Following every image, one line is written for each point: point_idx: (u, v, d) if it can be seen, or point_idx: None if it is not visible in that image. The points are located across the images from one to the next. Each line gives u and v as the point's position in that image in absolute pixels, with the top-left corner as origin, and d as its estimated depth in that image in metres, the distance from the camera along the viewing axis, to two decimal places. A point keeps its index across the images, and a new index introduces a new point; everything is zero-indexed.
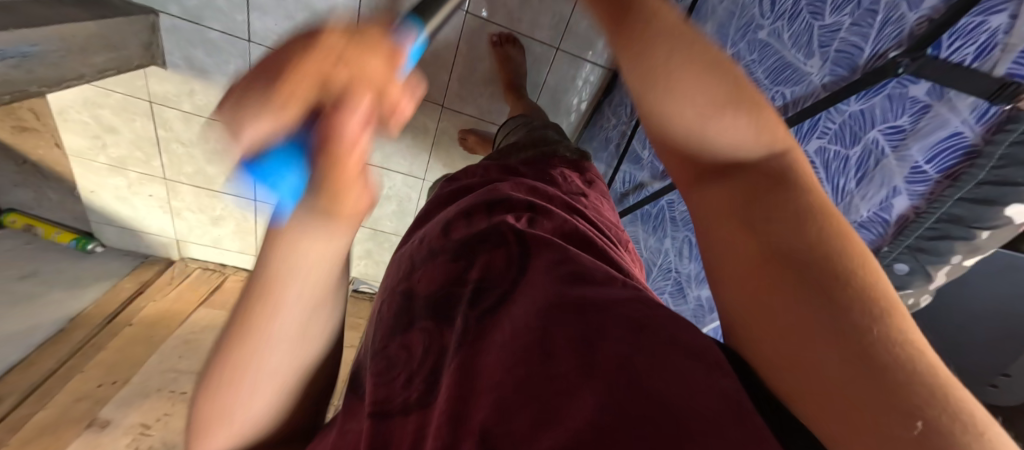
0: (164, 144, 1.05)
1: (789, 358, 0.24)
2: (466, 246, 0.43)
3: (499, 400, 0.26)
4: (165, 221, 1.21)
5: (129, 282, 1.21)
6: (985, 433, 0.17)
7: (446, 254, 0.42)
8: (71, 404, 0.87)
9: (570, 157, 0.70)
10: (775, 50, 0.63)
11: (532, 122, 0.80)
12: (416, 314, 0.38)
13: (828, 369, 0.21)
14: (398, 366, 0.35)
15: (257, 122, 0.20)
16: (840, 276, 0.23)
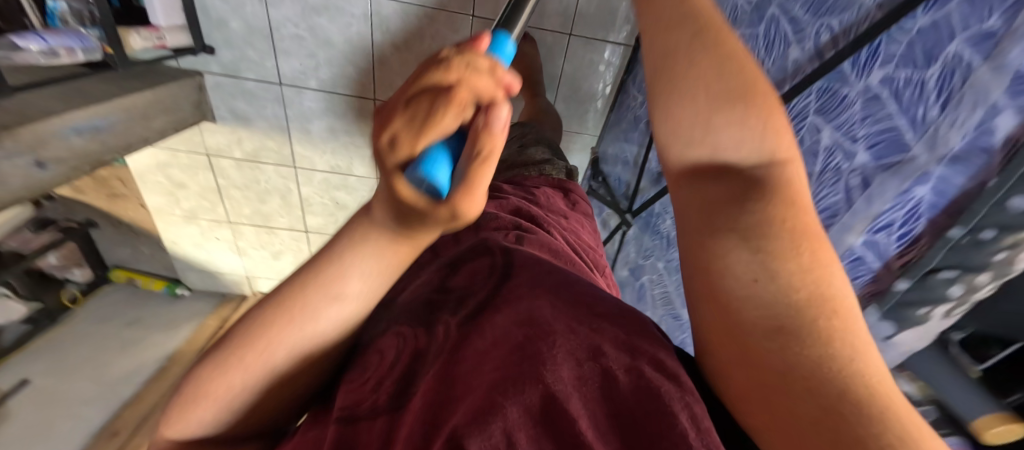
0: (224, 191, 1.15)
1: (744, 385, 0.26)
2: (453, 256, 0.43)
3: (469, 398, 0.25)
4: (235, 260, 1.31)
5: (213, 318, 1.31)
6: (908, 431, 0.19)
7: (434, 267, 0.43)
8: None
9: (557, 176, 0.73)
10: None
11: (526, 134, 0.85)
12: (393, 320, 0.38)
13: (786, 398, 0.22)
14: (362, 371, 0.34)
15: (421, 126, 0.23)
16: (815, 305, 0.24)
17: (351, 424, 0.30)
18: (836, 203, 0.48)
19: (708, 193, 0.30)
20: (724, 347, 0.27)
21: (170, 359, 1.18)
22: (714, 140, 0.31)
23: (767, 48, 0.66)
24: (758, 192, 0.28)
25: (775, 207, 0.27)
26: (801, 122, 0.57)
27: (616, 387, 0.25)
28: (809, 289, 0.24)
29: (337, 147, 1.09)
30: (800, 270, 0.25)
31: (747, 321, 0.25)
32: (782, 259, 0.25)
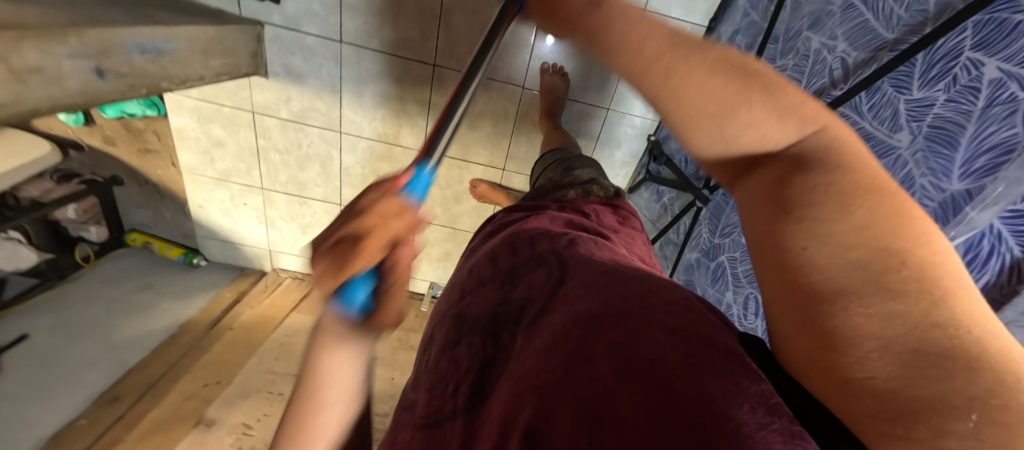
0: (263, 153, 1.09)
1: (821, 341, 0.23)
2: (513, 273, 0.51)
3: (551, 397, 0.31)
4: (260, 231, 1.22)
5: (230, 291, 1.21)
6: None
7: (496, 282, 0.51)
8: (181, 403, 0.87)
9: (602, 195, 0.71)
10: None
11: (568, 158, 0.85)
12: (466, 332, 0.47)
13: (857, 400, 0.21)
14: (449, 377, 0.44)
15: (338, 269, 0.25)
16: (942, 327, 0.20)
17: (437, 427, 0.41)
18: (1006, 140, 0.41)
19: (755, 192, 0.27)
20: (800, 322, 0.24)
21: (181, 327, 1.07)
22: (731, 134, 0.27)
23: None
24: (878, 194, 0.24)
25: (826, 173, 0.25)
26: (947, 64, 0.47)
27: (708, 394, 0.25)
28: (890, 215, 0.22)
29: (388, 115, 1.04)
30: (869, 222, 0.22)
31: (820, 264, 0.23)
32: (854, 219, 0.23)
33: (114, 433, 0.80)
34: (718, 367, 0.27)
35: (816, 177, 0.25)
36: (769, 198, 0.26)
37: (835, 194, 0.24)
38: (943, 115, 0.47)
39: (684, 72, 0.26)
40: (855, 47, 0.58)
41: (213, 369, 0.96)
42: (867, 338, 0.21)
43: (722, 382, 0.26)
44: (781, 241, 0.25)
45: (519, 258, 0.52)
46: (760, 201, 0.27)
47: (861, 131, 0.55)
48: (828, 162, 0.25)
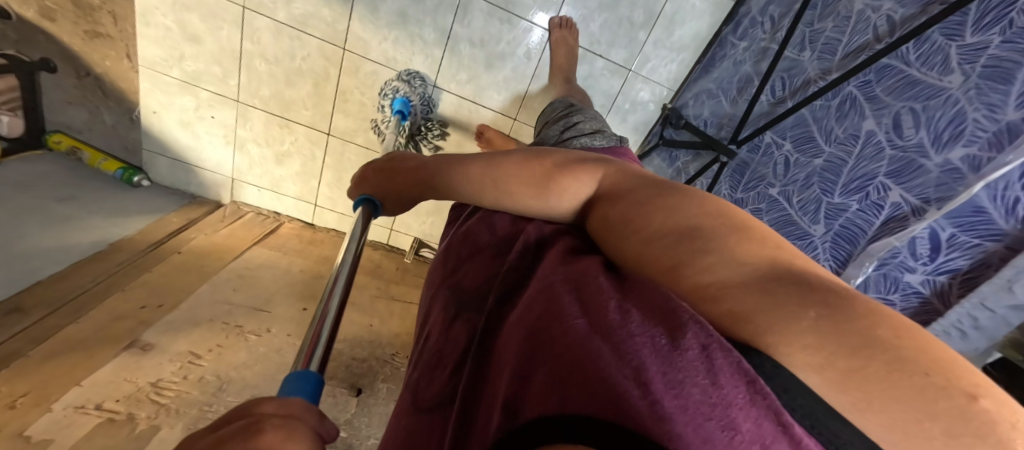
0: (246, 58, 0.95)
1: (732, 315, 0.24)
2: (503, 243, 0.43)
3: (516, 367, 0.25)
4: (225, 154, 1.06)
5: (177, 217, 1.03)
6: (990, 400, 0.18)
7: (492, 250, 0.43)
8: (109, 322, 0.70)
9: (594, 143, 0.70)
10: None
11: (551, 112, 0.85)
12: (462, 306, 0.39)
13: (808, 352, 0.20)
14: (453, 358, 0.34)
15: None
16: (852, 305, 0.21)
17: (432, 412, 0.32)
18: None
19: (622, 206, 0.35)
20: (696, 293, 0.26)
21: (112, 245, 0.89)
22: (556, 199, 0.41)
23: None
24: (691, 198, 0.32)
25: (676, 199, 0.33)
26: (1003, 10, 0.50)
27: (656, 359, 0.21)
28: (675, 203, 0.31)
29: (401, 38, 0.95)
30: (707, 219, 0.29)
31: (648, 257, 0.30)
32: (659, 216, 0.31)
33: (13, 345, 0.61)
34: (670, 321, 0.23)
35: (617, 206, 0.35)
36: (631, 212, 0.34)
37: (648, 198, 0.33)
38: (998, 55, 0.50)
39: (506, 171, 0.42)
40: (902, 5, 0.61)
41: (154, 291, 0.79)
42: (727, 284, 0.25)
43: (669, 344, 0.22)
44: (629, 247, 0.32)
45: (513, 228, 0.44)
46: (606, 230, 0.35)
47: (908, 78, 0.58)
48: (625, 188, 0.37)
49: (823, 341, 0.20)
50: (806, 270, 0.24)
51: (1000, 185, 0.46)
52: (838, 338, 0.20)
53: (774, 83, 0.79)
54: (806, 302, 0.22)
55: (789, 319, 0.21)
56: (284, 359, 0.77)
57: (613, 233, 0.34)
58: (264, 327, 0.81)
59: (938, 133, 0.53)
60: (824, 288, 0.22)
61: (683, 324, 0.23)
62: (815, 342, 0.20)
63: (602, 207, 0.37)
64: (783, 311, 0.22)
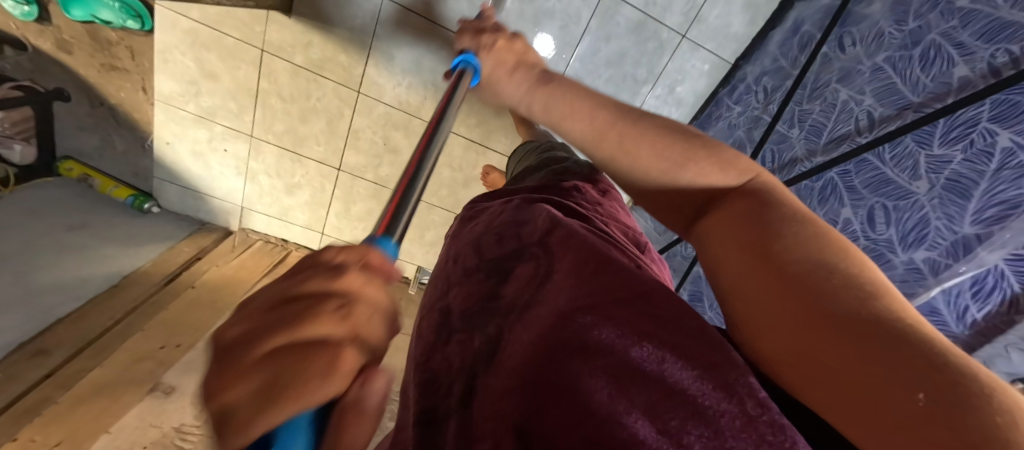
0: (263, 97, 0.97)
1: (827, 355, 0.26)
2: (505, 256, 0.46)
3: (536, 399, 0.27)
4: (236, 183, 1.09)
5: (187, 246, 1.06)
6: None
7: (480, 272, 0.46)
8: (130, 365, 0.73)
9: (583, 170, 0.77)
10: (982, 13, 0.58)
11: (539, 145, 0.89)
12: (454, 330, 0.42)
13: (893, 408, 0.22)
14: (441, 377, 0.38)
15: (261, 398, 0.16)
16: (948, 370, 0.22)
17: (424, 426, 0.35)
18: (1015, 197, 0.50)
19: (754, 219, 0.36)
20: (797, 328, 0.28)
21: (126, 278, 0.91)
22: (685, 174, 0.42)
23: (923, 68, 0.64)
24: (814, 232, 0.33)
25: (801, 231, 0.33)
26: (966, 130, 0.57)
27: (695, 420, 0.24)
28: (831, 253, 0.30)
29: (415, 83, 0.98)
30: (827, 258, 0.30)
31: (788, 280, 0.30)
32: (811, 242, 0.32)
33: (42, 391, 0.64)
34: (725, 382, 0.26)
35: (759, 225, 0.35)
36: (754, 231, 0.35)
37: (814, 236, 0.32)
38: (958, 173, 0.56)
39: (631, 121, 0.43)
40: (882, 104, 0.68)
41: (171, 330, 0.82)
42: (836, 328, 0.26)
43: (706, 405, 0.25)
44: (763, 258, 0.33)
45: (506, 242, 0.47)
46: (735, 247, 0.36)
47: (882, 176, 0.65)
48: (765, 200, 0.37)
49: (916, 429, 0.20)
50: (931, 347, 0.23)
51: (954, 291, 0.54)
52: (943, 435, 0.20)
53: (766, 154, 0.87)
54: (910, 384, 0.22)
55: (890, 381, 0.22)
56: None
57: (737, 250, 0.35)
58: None
59: (904, 233, 0.60)
60: (926, 365, 0.22)
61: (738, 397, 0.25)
62: (912, 420, 0.21)
63: (752, 215, 0.36)
64: (889, 389, 0.22)
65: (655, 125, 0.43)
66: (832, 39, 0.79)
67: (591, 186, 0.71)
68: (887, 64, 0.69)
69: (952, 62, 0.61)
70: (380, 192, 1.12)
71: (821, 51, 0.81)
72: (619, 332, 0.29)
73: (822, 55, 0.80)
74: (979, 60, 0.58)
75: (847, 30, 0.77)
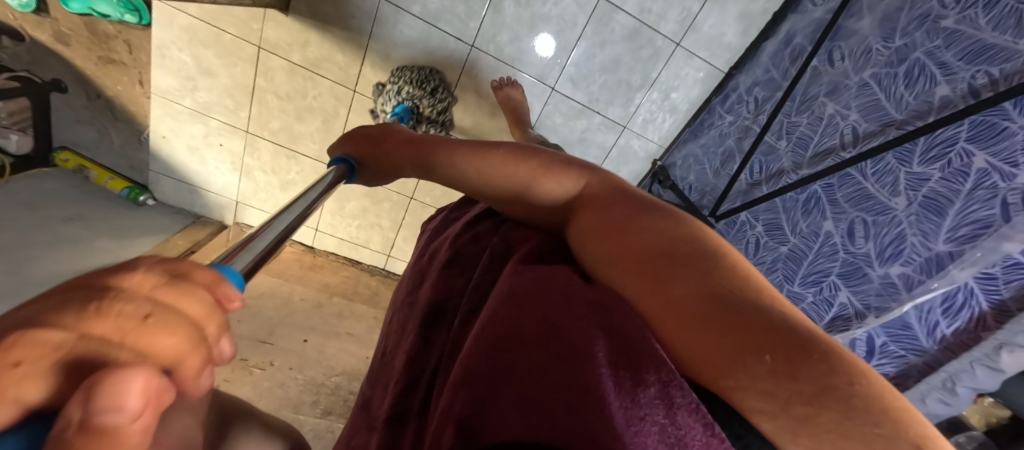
0: (259, 94, 0.98)
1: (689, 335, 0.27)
2: (469, 254, 0.47)
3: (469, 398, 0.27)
4: (231, 179, 1.10)
5: (181, 240, 1.07)
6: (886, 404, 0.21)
7: (450, 265, 0.46)
8: None
9: None
10: (965, 35, 0.60)
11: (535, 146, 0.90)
12: (427, 324, 0.44)
13: (752, 371, 0.24)
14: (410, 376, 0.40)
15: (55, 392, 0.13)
16: (785, 327, 0.25)
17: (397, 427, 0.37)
18: (987, 216, 0.52)
19: (613, 211, 0.38)
20: (657, 306, 0.30)
21: None
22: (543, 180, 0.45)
23: (906, 86, 0.65)
24: (660, 216, 0.36)
25: (653, 218, 0.36)
26: (944, 149, 0.58)
27: (617, 393, 0.24)
28: (682, 235, 0.33)
29: None
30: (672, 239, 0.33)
31: (647, 262, 0.32)
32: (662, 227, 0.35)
33: None
34: (637, 354, 0.26)
35: (621, 214, 0.37)
36: (618, 219, 0.37)
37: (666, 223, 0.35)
38: (935, 190, 0.58)
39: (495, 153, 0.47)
40: (866, 119, 0.69)
41: None
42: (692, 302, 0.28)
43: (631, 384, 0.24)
44: (626, 244, 0.35)
45: (481, 239, 0.48)
46: (599, 237, 0.37)
47: (864, 191, 0.66)
48: (611, 193, 0.41)
49: (789, 383, 0.22)
50: (770, 310, 0.26)
51: (926, 307, 0.56)
52: (796, 381, 0.22)
53: (753, 163, 0.88)
54: (770, 341, 0.24)
55: (748, 348, 0.24)
56: (286, 394, 0.82)
57: (604, 236, 0.37)
58: (267, 361, 0.85)
59: (882, 247, 0.62)
60: (781, 327, 0.25)
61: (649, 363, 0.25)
62: (780, 372, 0.23)
63: (614, 208, 0.39)
64: (754, 350, 0.24)
65: (513, 152, 0.46)
66: (822, 52, 0.80)
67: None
68: (873, 80, 0.70)
69: (935, 81, 0.62)
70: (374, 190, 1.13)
71: (811, 64, 0.82)
72: (545, 318, 0.30)
73: (812, 68, 0.82)
74: (961, 80, 0.59)
75: (837, 45, 0.78)
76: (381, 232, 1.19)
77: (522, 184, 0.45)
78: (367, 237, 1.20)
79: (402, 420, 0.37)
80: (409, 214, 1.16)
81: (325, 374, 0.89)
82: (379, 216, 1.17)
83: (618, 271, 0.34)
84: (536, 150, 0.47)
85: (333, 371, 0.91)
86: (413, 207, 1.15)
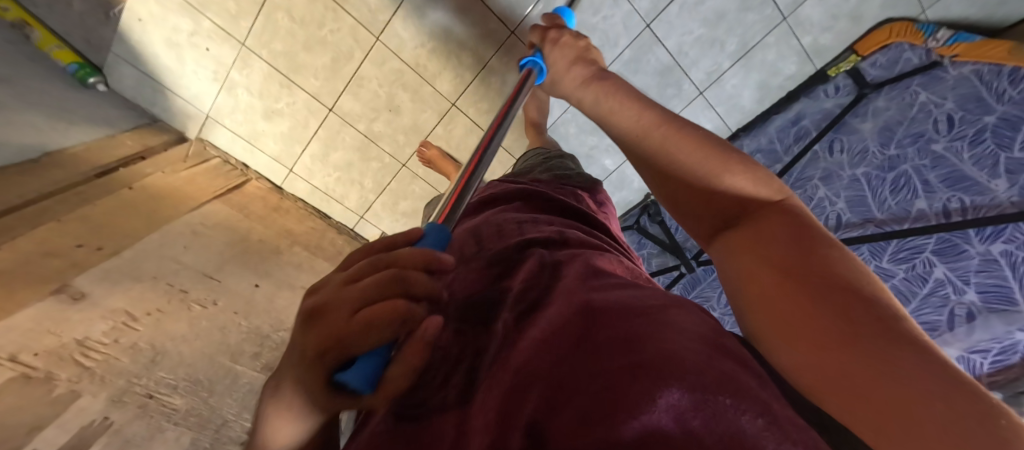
0: (269, 8, 0.88)
1: (836, 376, 0.28)
2: (495, 252, 0.56)
3: (547, 399, 0.30)
4: (208, 88, 0.98)
5: (131, 140, 0.94)
6: None
7: (482, 262, 0.55)
8: (36, 258, 0.62)
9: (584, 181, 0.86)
10: (950, 161, 0.69)
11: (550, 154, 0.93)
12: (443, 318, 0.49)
13: (900, 426, 0.24)
14: (438, 369, 0.42)
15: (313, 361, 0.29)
16: (926, 387, 0.24)
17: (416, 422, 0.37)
18: (937, 321, 0.64)
19: (776, 232, 0.39)
20: (806, 340, 0.31)
21: (49, 156, 0.77)
22: (717, 181, 0.45)
23: (891, 191, 0.73)
24: (817, 250, 0.36)
25: (818, 253, 0.36)
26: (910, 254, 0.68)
27: (718, 407, 0.26)
28: (845, 270, 0.34)
29: (438, 50, 0.95)
30: (824, 271, 0.34)
31: (792, 300, 0.34)
32: (828, 260, 0.35)
33: None
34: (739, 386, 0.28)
35: (789, 226, 0.39)
36: (770, 248, 0.38)
37: (827, 264, 0.34)
38: (897, 287, 0.69)
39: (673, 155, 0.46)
40: (851, 210, 0.77)
41: (96, 231, 0.72)
42: (832, 356, 0.29)
43: (735, 401, 0.27)
44: (779, 277, 0.36)
45: (507, 237, 0.59)
46: (749, 271, 0.39)
47: None
48: (779, 220, 0.40)
49: (933, 425, 0.22)
50: (921, 363, 0.26)
51: None
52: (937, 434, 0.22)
53: None
54: (930, 397, 0.24)
55: (891, 400, 0.25)
56: (225, 338, 0.75)
57: (760, 257, 0.38)
58: (210, 298, 0.77)
59: None
60: (943, 382, 0.24)
61: (755, 398, 0.28)
62: (941, 426, 0.22)
63: (781, 235, 0.38)
64: (902, 414, 0.24)
65: (699, 140, 0.46)
66: (824, 140, 0.88)
67: (589, 196, 0.81)
68: (864, 178, 0.78)
69: (916, 194, 0.70)
70: (367, 147, 1.06)
71: (812, 147, 0.89)
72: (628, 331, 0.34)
73: (812, 151, 0.88)
74: (938, 199, 0.67)
75: (838, 137, 0.86)
76: (360, 191, 1.13)
77: (688, 208, 0.48)
78: (343, 192, 1.13)
79: (436, 411, 0.38)
80: (396, 181, 1.12)
81: (271, 326, 0.83)
82: (363, 175, 1.11)
83: (766, 306, 0.36)
84: (743, 154, 0.45)
85: (282, 325, 0.85)
86: (403, 174, 1.12)
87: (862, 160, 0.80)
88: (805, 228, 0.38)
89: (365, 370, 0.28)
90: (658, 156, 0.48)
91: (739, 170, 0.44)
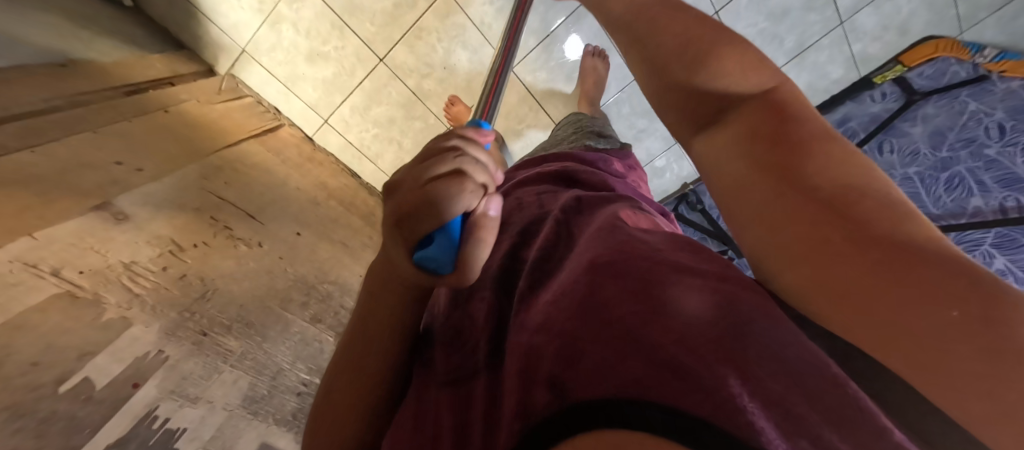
0: None
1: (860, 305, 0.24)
2: (523, 224, 0.45)
3: (561, 350, 0.23)
4: (250, 19, 0.90)
5: (160, 63, 0.84)
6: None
7: (512, 233, 0.44)
8: (72, 168, 0.54)
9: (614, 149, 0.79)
10: (1004, 164, 0.73)
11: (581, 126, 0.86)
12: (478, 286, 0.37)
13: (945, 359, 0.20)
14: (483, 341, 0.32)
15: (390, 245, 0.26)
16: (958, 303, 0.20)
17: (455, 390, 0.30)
18: None
19: (766, 139, 0.32)
20: (818, 269, 0.26)
21: (76, 63, 0.68)
22: (702, 82, 0.36)
23: (946, 189, 0.77)
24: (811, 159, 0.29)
25: (817, 164, 0.29)
26: (969, 247, 0.72)
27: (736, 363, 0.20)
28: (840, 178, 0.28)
29: (506, 10, 0.91)
30: (828, 185, 0.28)
31: (794, 228, 0.28)
32: (823, 166, 0.29)
33: None
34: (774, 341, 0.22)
35: (785, 132, 0.32)
36: (766, 160, 0.31)
37: (830, 175, 0.28)
38: None
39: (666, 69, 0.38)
40: None
41: (135, 149, 0.63)
42: (848, 278, 0.24)
43: (752, 360, 0.20)
44: (783, 192, 0.29)
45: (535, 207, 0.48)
46: (750, 193, 0.32)
47: None
48: (779, 123, 0.32)
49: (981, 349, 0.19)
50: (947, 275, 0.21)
51: None
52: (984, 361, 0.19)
53: None
54: (954, 311, 0.20)
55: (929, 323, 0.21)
56: (272, 284, 0.68)
57: (750, 174, 0.32)
58: (255, 240, 0.70)
59: None
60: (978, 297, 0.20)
61: (794, 359, 0.21)
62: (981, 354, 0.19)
63: (772, 145, 0.31)
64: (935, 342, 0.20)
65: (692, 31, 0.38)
66: (873, 141, 0.92)
67: (617, 161, 0.74)
68: (916, 177, 0.82)
69: (971, 192, 0.74)
70: (412, 105, 1.00)
71: (861, 148, 0.92)
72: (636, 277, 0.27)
73: (861, 151, 0.92)
74: (995, 198, 0.72)
75: (888, 139, 0.90)
76: (396, 151, 1.05)
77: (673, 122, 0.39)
78: (378, 151, 1.05)
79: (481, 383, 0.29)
80: None
81: (315, 276, 0.76)
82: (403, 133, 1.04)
83: (777, 229, 0.29)
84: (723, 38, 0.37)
85: (325, 278, 0.79)
86: None
87: (914, 160, 0.84)
88: (798, 134, 0.31)
89: (441, 248, 0.24)
90: (657, 71, 0.39)
91: (724, 65, 0.36)
